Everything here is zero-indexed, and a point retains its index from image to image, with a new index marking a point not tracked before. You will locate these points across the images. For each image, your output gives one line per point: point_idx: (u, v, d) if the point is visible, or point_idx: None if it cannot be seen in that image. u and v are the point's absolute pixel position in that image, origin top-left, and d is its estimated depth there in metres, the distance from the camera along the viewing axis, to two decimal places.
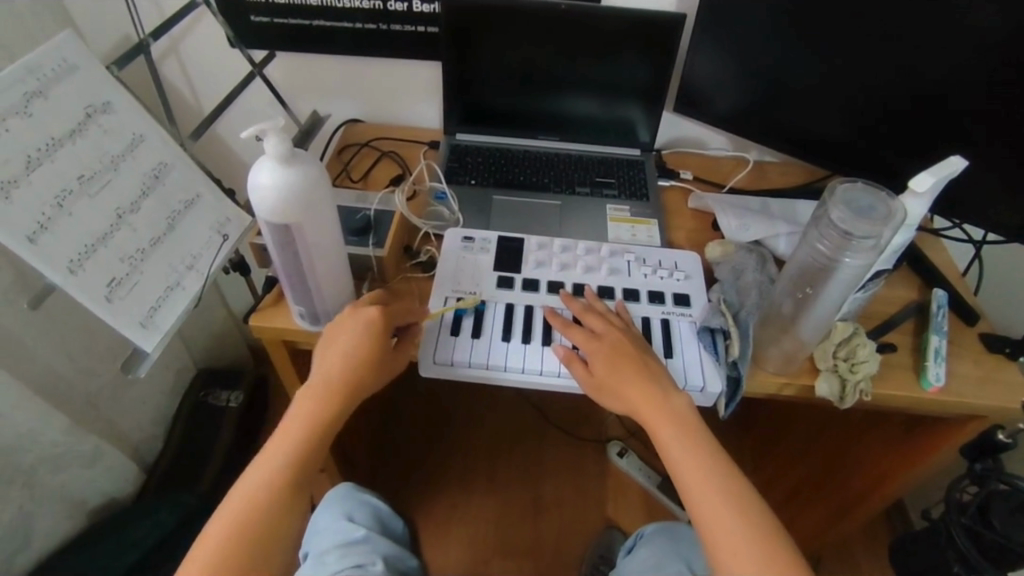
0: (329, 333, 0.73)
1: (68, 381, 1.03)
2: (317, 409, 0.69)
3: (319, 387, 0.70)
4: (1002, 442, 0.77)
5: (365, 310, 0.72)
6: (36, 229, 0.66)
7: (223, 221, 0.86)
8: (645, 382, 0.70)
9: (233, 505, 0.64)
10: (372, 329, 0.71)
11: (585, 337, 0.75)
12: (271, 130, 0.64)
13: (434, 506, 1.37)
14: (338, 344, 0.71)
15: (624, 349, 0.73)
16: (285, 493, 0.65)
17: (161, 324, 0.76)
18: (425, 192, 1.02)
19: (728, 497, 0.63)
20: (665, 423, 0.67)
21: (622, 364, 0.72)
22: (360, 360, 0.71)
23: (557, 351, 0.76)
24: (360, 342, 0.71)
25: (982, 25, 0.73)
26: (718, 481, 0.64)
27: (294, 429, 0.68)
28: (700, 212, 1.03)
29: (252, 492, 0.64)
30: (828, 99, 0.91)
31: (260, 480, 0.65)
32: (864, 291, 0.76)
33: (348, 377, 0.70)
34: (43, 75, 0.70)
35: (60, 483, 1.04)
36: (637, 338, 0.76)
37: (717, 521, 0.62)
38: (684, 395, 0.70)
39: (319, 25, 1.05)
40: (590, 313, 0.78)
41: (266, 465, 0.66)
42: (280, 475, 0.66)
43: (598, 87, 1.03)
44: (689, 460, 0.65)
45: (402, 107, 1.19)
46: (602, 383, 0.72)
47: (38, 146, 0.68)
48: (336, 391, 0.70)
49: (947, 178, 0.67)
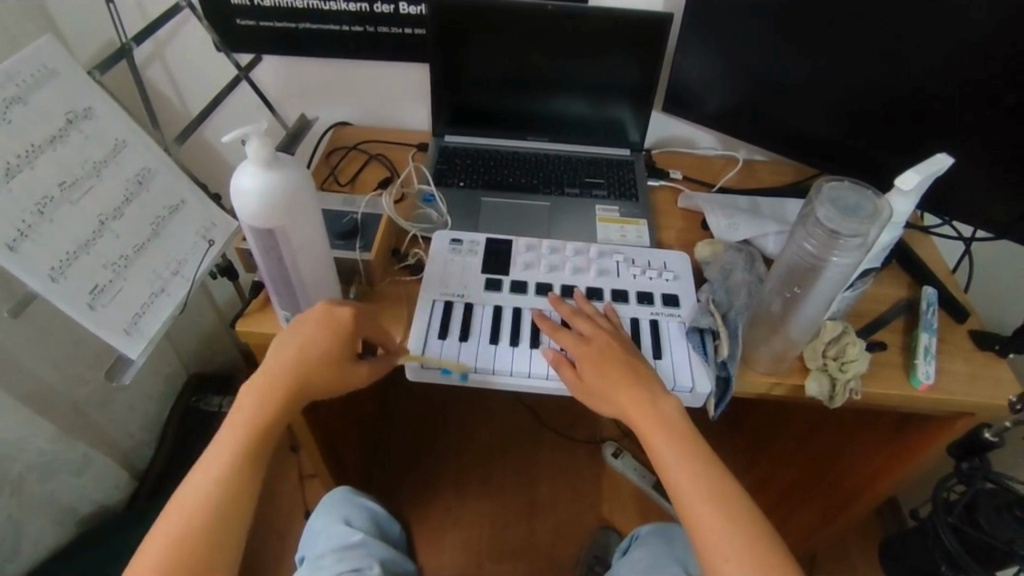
0: (290, 326, 0.71)
1: (56, 389, 1.03)
2: (265, 406, 0.66)
3: (266, 383, 0.68)
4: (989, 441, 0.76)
5: (331, 308, 0.71)
6: (16, 238, 0.66)
7: (208, 227, 0.86)
8: (634, 385, 0.70)
9: (179, 503, 0.61)
10: (334, 327, 0.70)
11: (574, 341, 0.75)
12: (253, 134, 0.63)
13: (428, 509, 1.36)
14: (296, 339, 0.70)
15: (613, 353, 0.73)
16: (234, 486, 0.62)
17: (146, 332, 0.75)
18: (413, 195, 1.02)
19: (717, 501, 0.63)
20: (655, 427, 0.67)
21: (611, 368, 0.71)
22: (318, 357, 0.69)
23: (546, 354, 0.75)
24: (322, 338, 0.70)
25: (966, 22, 0.73)
26: (710, 487, 0.63)
27: (241, 424, 0.65)
28: (690, 212, 1.03)
29: (202, 489, 0.61)
30: (816, 97, 0.91)
31: (207, 475, 0.62)
32: (852, 289, 0.76)
33: (302, 372, 0.69)
34: (22, 80, 0.69)
35: (49, 491, 1.03)
36: (626, 341, 0.76)
37: (707, 526, 0.61)
38: (673, 398, 0.70)
39: (305, 27, 1.05)
40: (580, 316, 0.77)
41: (213, 460, 0.63)
42: (230, 472, 0.62)
43: (586, 87, 1.03)
44: (679, 465, 0.65)
45: (390, 109, 1.19)
46: (592, 388, 0.72)
47: (18, 153, 0.67)
48: (287, 386, 0.68)
49: (933, 176, 0.67)
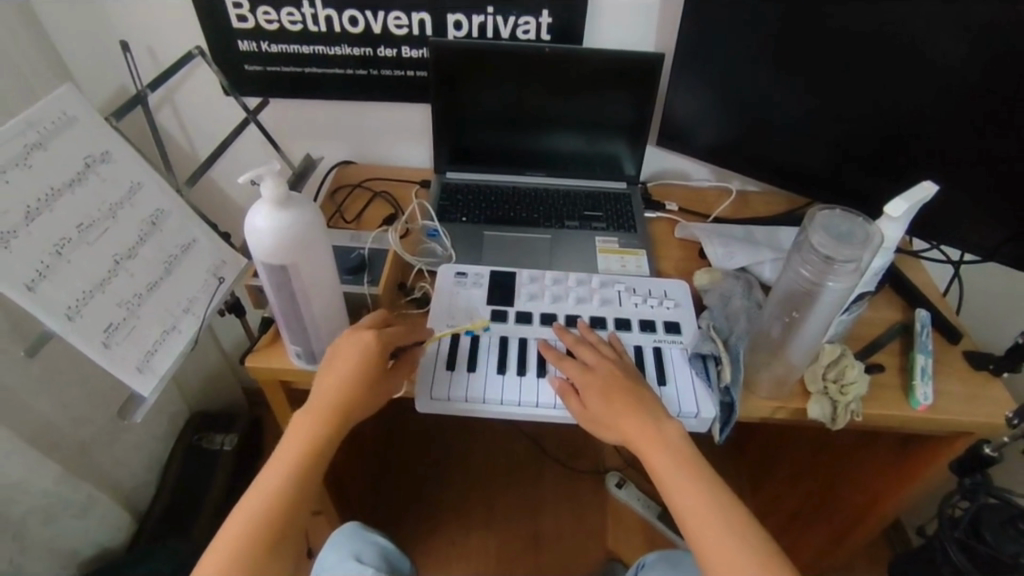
0: (328, 357, 0.73)
1: (62, 430, 1.02)
2: (311, 437, 0.69)
3: (312, 414, 0.70)
4: (990, 456, 0.77)
5: (362, 334, 0.73)
6: (35, 278, 0.67)
7: (218, 264, 0.88)
8: (638, 412, 0.71)
9: (251, 501, 0.65)
10: (368, 353, 0.72)
11: (579, 370, 0.76)
12: (267, 175, 0.65)
13: (434, 546, 1.34)
14: (336, 363, 0.72)
15: (617, 381, 0.74)
16: (285, 510, 0.66)
17: (157, 369, 0.76)
18: (417, 231, 1.04)
19: (725, 523, 0.63)
20: (660, 452, 0.68)
21: (614, 396, 0.72)
22: (359, 380, 0.71)
23: (553, 384, 0.78)
24: (358, 367, 0.71)
25: (942, 56, 0.78)
26: (717, 510, 0.64)
27: (313, 421, 0.69)
28: (687, 242, 1.06)
29: (254, 510, 0.65)
30: (803, 131, 0.95)
31: (277, 473, 0.67)
32: (849, 313, 0.78)
33: (344, 399, 0.70)
34: (44, 127, 0.72)
35: (52, 535, 1.02)
36: (628, 369, 0.77)
37: (712, 546, 0.62)
38: (676, 424, 0.71)
39: (310, 72, 1.09)
40: (584, 346, 0.79)
41: (266, 485, 0.66)
42: (281, 496, 0.66)
43: (583, 125, 1.07)
44: (684, 487, 0.66)
45: (393, 148, 1.22)
46: (596, 416, 0.73)
47: (37, 196, 0.69)
48: (332, 414, 0.70)
49: (920, 203, 0.70)
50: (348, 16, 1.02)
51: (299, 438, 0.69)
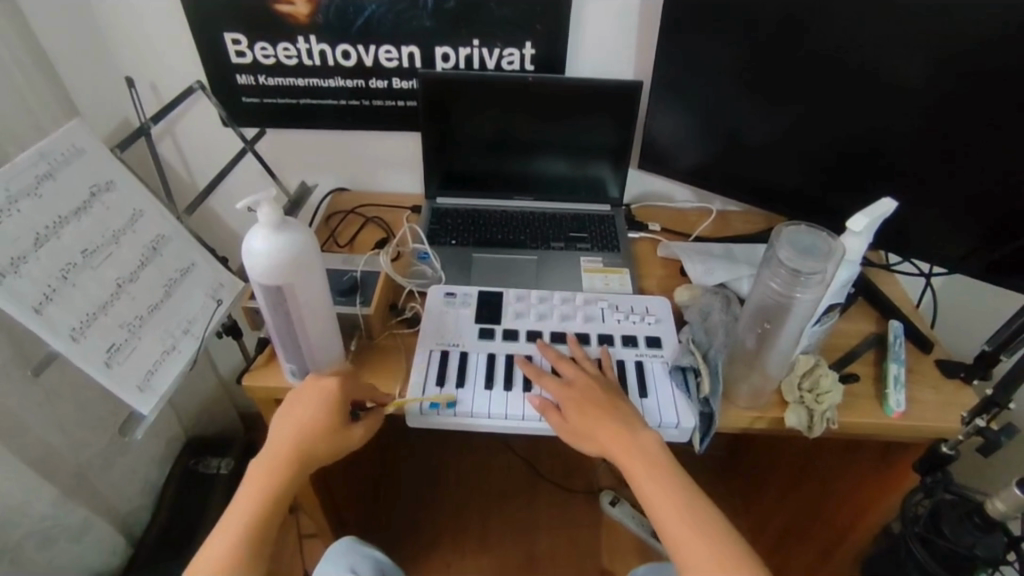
0: (286, 404, 0.77)
1: (62, 453, 1.04)
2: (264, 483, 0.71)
3: (274, 454, 0.72)
4: (946, 454, 0.82)
5: (319, 381, 0.77)
6: (42, 300, 0.71)
7: (217, 287, 0.91)
8: (616, 425, 0.74)
9: (222, 539, 0.67)
10: (328, 397, 0.76)
11: (559, 386, 0.79)
12: (263, 201, 0.69)
13: (429, 567, 1.35)
14: (300, 407, 0.76)
15: (595, 393, 0.77)
16: (252, 545, 0.67)
17: (158, 388, 0.79)
18: (409, 253, 1.08)
19: (702, 531, 0.65)
20: (638, 463, 0.70)
21: (593, 408, 0.76)
22: (321, 421, 0.75)
23: (534, 402, 0.80)
24: (318, 410, 0.75)
25: (899, 81, 0.83)
26: (695, 520, 0.66)
27: (279, 458, 0.72)
28: (669, 260, 1.10)
29: (221, 548, 0.66)
30: (775, 153, 1.00)
31: (243, 509, 0.69)
32: (821, 324, 0.82)
33: (306, 439, 0.74)
34: (53, 159, 0.76)
35: (48, 558, 1.03)
36: (607, 382, 0.80)
37: (692, 549, 0.64)
38: (653, 433, 0.74)
39: (306, 103, 1.14)
40: (564, 361, 0.82)
41: (231, 524, 0.68)
42: (248, 533, 0.67)
43: (567, 150, 1.12)
44: (665, 500, 0.68)
45: (384, 175, 1.27)
46: (577, 429, 0.76)
47: (46, 223, 0.73)
48: (293, 454, 0.73)
49: (880, 218, 0.74)
50: (342, 51, 1.07)
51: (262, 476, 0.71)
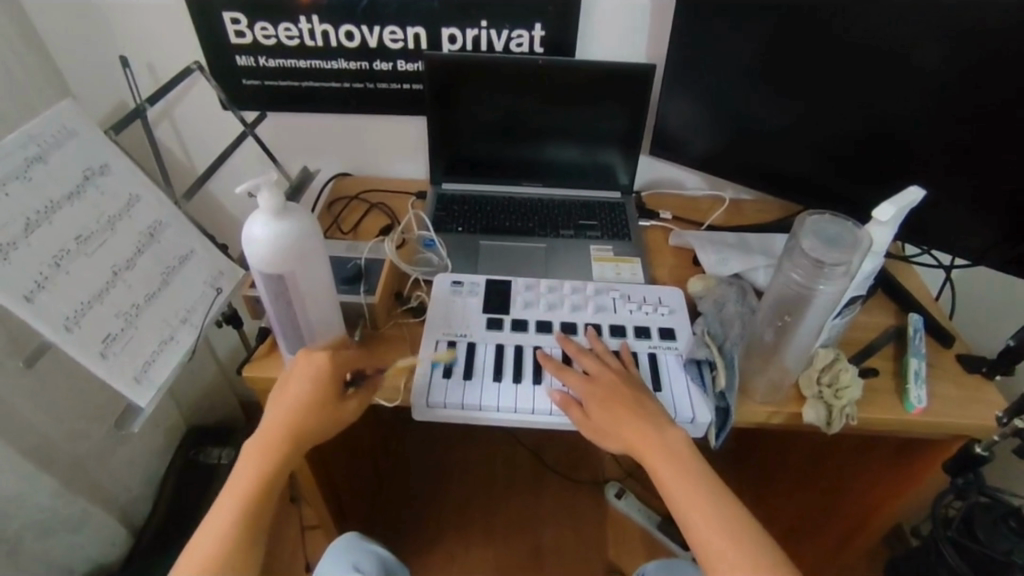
0: (278, 385, 0.73)
1: (59, 444, 1.02)
2: (260, 459, 0.67)
3: (269, 430, 0.69)
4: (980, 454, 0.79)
5: (310, 356, 0.73)
6: (34, 288, 0.68)
7: (216, 275, 0.88)
8: (640, 422, 0.71)
9: (217, 520, 0.64)
10: (322, 372, 0.73)
11: (581, 381, 0.77)
12: (264, 185, 0.66)
13: (432, 560, 1.34)
14: (294, 381, 0.72)
15: (619, 388, 0.75)
16: (242, 536, 0.63)
17: (155, 379, 0.77)
18: (414, 240, 1.05)
19: (731, 535, 0.63)
20: (663, 461, 0.68)
21: (616, 404, 0.73)
22: (317, 395, 0.71)
23: (552, 398, 0.77)
24: (310, 389, 0.71)
25: (925, 66, 0.80)
26: (723, 523, 0.64)
27: (274, 434, 0.69)
28: (681, 249, 1.07)
29: (207, 541, 0.63)
30: (793, 139, 0.96)
31: (240, 488, 0.66)
32: (841, 317, 0.79)
33: (299, 421, 0.70)
34: (44, 140, 0.73)
35: (46, 550, 1.01)
36: (631, 377, 0.78)
37: (716, 551, 0.62)
38: (678, 430, 0.71)
39: (308, 86, 1.10)
40: (587, 356, 0.80)
41: (221, 515, 0.65)
42: (244, 513, 0.65)
43: (577, 135, 1.08)
44: (692, 502, 0.65)
45: (389, 161, 1.23)
46: (600, 427, 0.73)
47: (37, 208, 0.70)
48: (284, 439, 0.69)
49: (907, 207, 0.71)
50: (344, 31, 1.04)
51: (258, 452, 0.68)
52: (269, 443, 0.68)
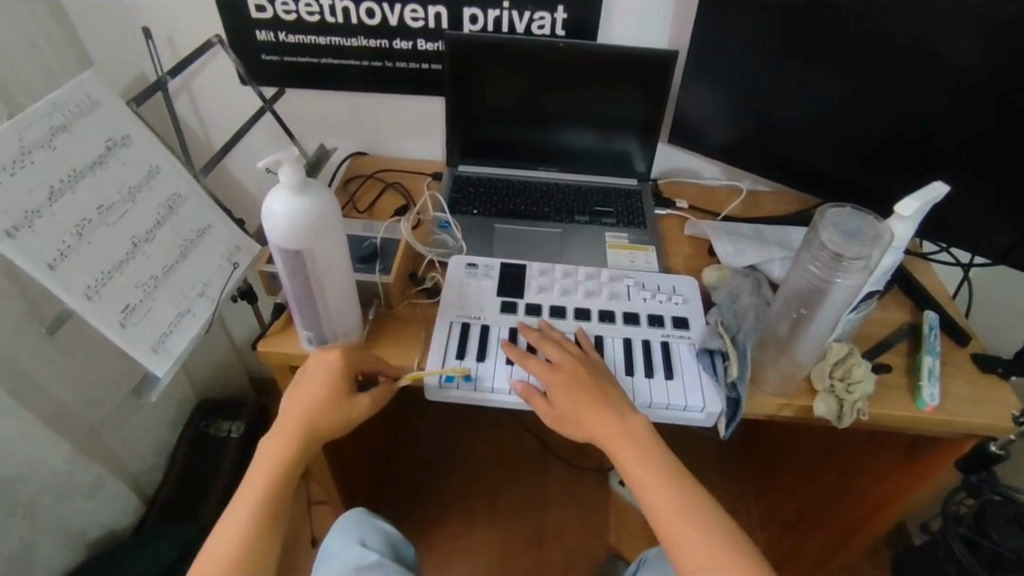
0: (296, 380, 0.75)
1: (74, 411, 1.04)
2: (289, 442, 0.70)
3: (294, 417, 0.71)
4: (997, 453, 0.81)
5: (324, 355, 0.76)
6: (56, 257, 0.69)
7: (232, 249, 0.89)
8: (601, 407, 0.71)
9: (244, 502, 0.66)
10: (336, 368, 0.75)
11: (543, 368, 0.76)
12: (286, 160, 0.67)
13: (435, 539, 1.35)
14: (309, 377, 0.75)
15: (582, 377, 0.75)
16: (264, 528, 0.65)
17: (172, 351, 0.78)
18: (429, 221, 1.05)
19: (689, 514, 0.64)
20: (626, 449, 0.68)
21: (582, 392, 0.73)
22: (334, 388, 0.74)
23: (517, 389, 0.77)
24: (325, 384, 0.74)
25: (953, 60, 0.78)
26: (682, 502, 0.64)
27: (297, 418, 0.71)
28: (696, 239, 1.06)
29: (234, 528, 0.64)
30: (814, 131, 0.95)
31: (265, 471, 0.68)
32: (857, 312, 0.79)
33: (319, 410, 0.72)
34: (68, 109, 0.73)
35: (62, 515, 1.03)
36: (593, 364, 0.78)
37: (677, 531, 0.63)
38: (640, 414, 0.72)
39: (326, 63, 1.10)
40: (548, 343, 0.79)
41: (244, 506, 0.66)
42: (270, 494, 0.67)
43: (594, 120, 1.07)
44: (653, 484, 0.66)
45: (405, 141, 1.23)
46: (564, 414, 0.73)
47: (60, 177, 0.71)
48: (307, 425, 0.71)
49: (931, 203, 0.70)
50: (365, 8, 1.03)
51: (283, 437, 0.70)
52: (291, 428, 0.70)
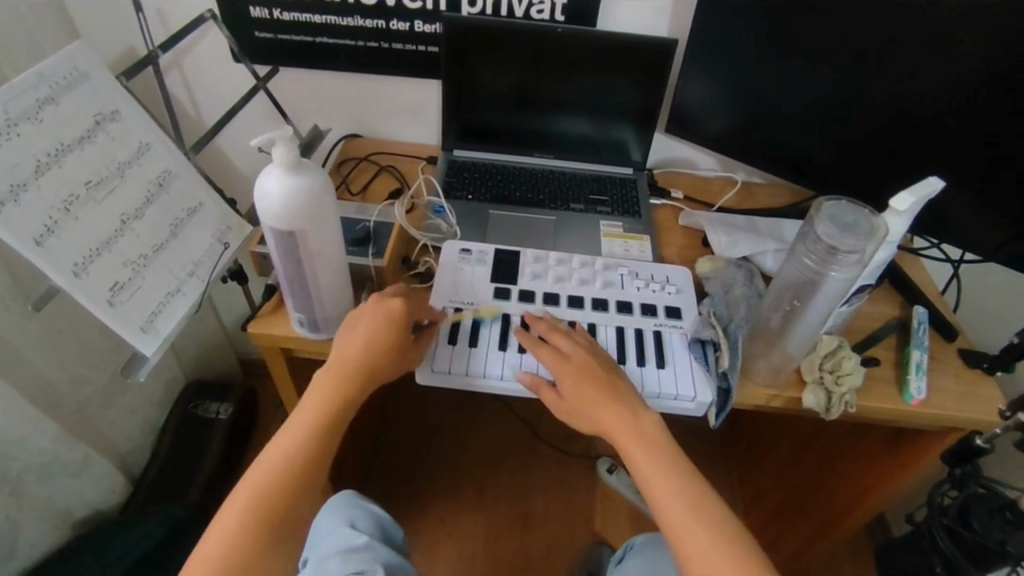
0: (350, 320, 0.74)
1: (61, 390, 1.03)
2: (334, 390, 0.70)
3: (339, 366, 0.71)
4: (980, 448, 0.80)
5: (386, 300, 0.74)
6: (43, 232, 0.68)
7: (224, 229, 0.87)
8: (612, 402, 0.71)
9: (285, 448, 0.67)
10: (392, 317, 0.73)
11: (554, 358, 0.76)
12: (280, 139, 0.65)
13: (423, 522, 1.36)
14: (362, 322, 0.73)
15: (594, 369, 0.74)
16: (301, 478, 0.66)
17: (162, 331, 0.77)
18: (423, 206, 1.04)
19: (698, 515, 0.64)
20: (638, 445, 0.69)
21: (593, 385, 0.73)
22: (386, 337, 0.73)
23: (524, 380, 0.76)
24: (380, 331, 0.73)
25: (951, 57, 0.79)
26: (688, 502, 0.65)
27: (342, 365, 0.71)
28: (690, 230, 1.06)
29: (272, 472, 0.65)
30: (811, 125, 0.95)
31: (309, 417, 0.69)
32: (848, 305, 0.79)
33: (369, 359, 0.72)
34: (56, 82, 0.72)
35: (49, 493, 1.02)
36: (603, 357, 0.77)
37: (682, 529, 0.63)
38: (654, 414, 0.72)
39: (322, 42, 1.08)
40: (558, 334, 0.78)
41: (283, 449, 0.67)
42: (312, 443, 0.68)
43: (591, 108, 1.07)
44: (662, 481, 0.66)
45: (400, 124, 1.22)
46: (573, 406, 0.73)
47: (47, 151, 0.70)
48: (354, 374, 0.71)
49: (927, 197, 0.70)
50: None
51: (327, 385, 0.71)
52: (338, 378, 0.71)
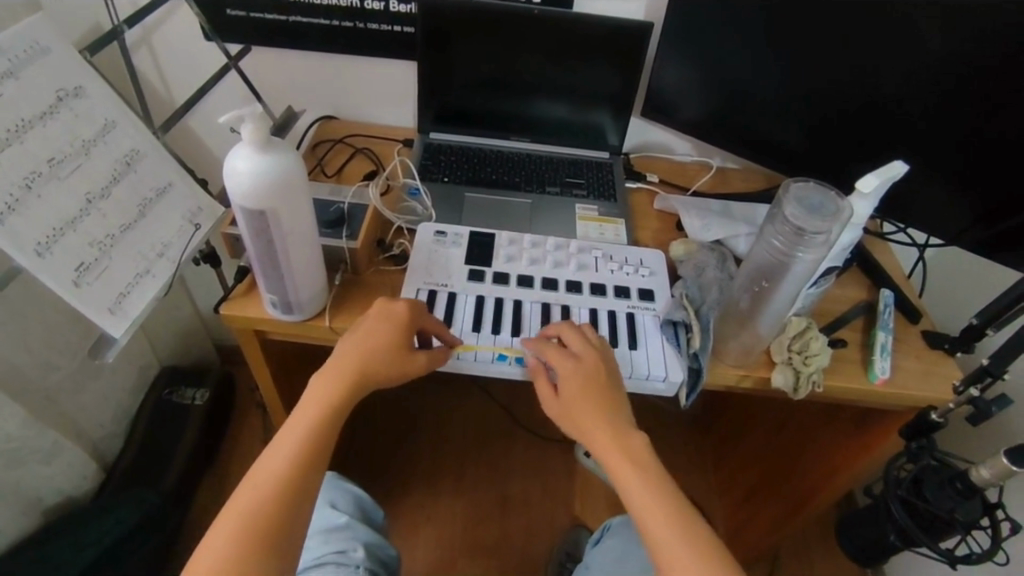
0: (356, 327, 0.74)
1: (27, 375, 1.01)
2: (332, 390, 0.68)
3: (341, 367, 0.69)
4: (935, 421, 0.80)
5: (390, 305, 0.74)
6: (3, 210, 0.66)
7: (194, 210, 0.86)
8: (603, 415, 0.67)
9: (283, 450, 0.64)
10: (397, 319, 0.73)
11: (561, 358, 0.72)
12: (249, 117, 0.64)
13: (402, 506, 1.37)
14: (367, 328, 0.73)
15: (596, 377, 0.70)
16: (299, 481, 0.62)
17: (130, 313, 0.76)
18: (399, 188, 1.04)
19: (692, 546, 0.59)
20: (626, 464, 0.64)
21: (593, 392, 0.69)
22: (390, 339, 0.72)
23: (529, 362, 0.77)
24: (385, 334, 0.72)
25: (918, 43, 0.80)
26: (681, 532, 0.60)
27: (346, 366, 0.70)
28: (665, 213, 1.07)
29: (271, 474, 0.62)
30: (783, 110, 0.96)
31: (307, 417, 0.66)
32: (816, 287, 0.81)
33: (369, 358, 0.70)
34: (13, 56, 0.70)
35: (18, 480, 1.01)
36: (610, 364, 0.73)
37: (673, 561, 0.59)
38: (644, 435, 0.67)
39: (295, 22, 1.07)
40: (569, 329, 0.74)
41: (281, 451, 0.64)
42: (312, 445, 0.64)
43: (568, 91, 1.07)
44: (651, 507, 0.62)
45: (376, 106, 1.20)
46: (570, 410, 0.69)
47: (6, 127, 0.68)
48: (354, 374, 0.69)
49: (891, 181, 0.72)
50: None
51: (327, 386, 0.68)
52: (337, 379, 0.69)
